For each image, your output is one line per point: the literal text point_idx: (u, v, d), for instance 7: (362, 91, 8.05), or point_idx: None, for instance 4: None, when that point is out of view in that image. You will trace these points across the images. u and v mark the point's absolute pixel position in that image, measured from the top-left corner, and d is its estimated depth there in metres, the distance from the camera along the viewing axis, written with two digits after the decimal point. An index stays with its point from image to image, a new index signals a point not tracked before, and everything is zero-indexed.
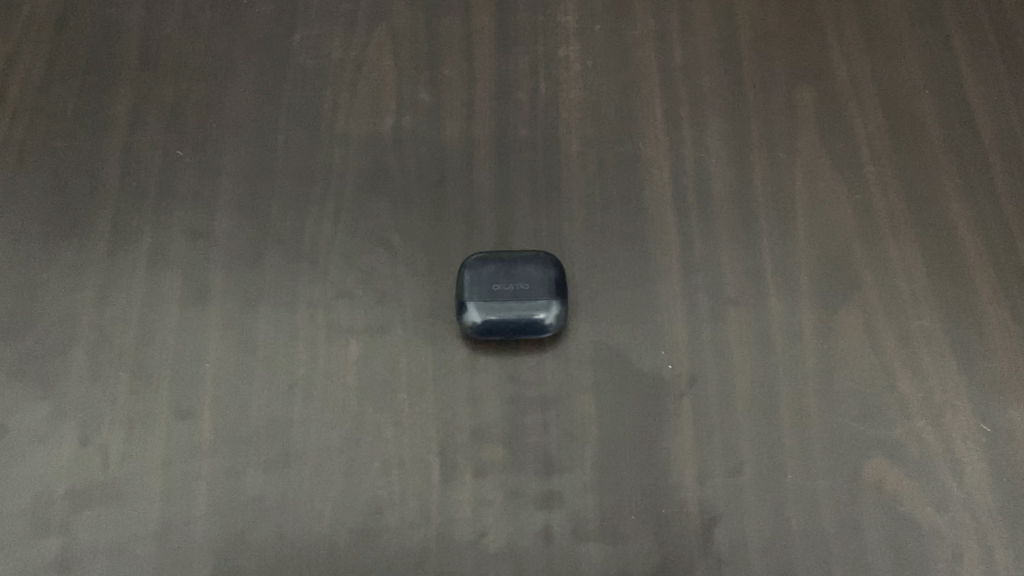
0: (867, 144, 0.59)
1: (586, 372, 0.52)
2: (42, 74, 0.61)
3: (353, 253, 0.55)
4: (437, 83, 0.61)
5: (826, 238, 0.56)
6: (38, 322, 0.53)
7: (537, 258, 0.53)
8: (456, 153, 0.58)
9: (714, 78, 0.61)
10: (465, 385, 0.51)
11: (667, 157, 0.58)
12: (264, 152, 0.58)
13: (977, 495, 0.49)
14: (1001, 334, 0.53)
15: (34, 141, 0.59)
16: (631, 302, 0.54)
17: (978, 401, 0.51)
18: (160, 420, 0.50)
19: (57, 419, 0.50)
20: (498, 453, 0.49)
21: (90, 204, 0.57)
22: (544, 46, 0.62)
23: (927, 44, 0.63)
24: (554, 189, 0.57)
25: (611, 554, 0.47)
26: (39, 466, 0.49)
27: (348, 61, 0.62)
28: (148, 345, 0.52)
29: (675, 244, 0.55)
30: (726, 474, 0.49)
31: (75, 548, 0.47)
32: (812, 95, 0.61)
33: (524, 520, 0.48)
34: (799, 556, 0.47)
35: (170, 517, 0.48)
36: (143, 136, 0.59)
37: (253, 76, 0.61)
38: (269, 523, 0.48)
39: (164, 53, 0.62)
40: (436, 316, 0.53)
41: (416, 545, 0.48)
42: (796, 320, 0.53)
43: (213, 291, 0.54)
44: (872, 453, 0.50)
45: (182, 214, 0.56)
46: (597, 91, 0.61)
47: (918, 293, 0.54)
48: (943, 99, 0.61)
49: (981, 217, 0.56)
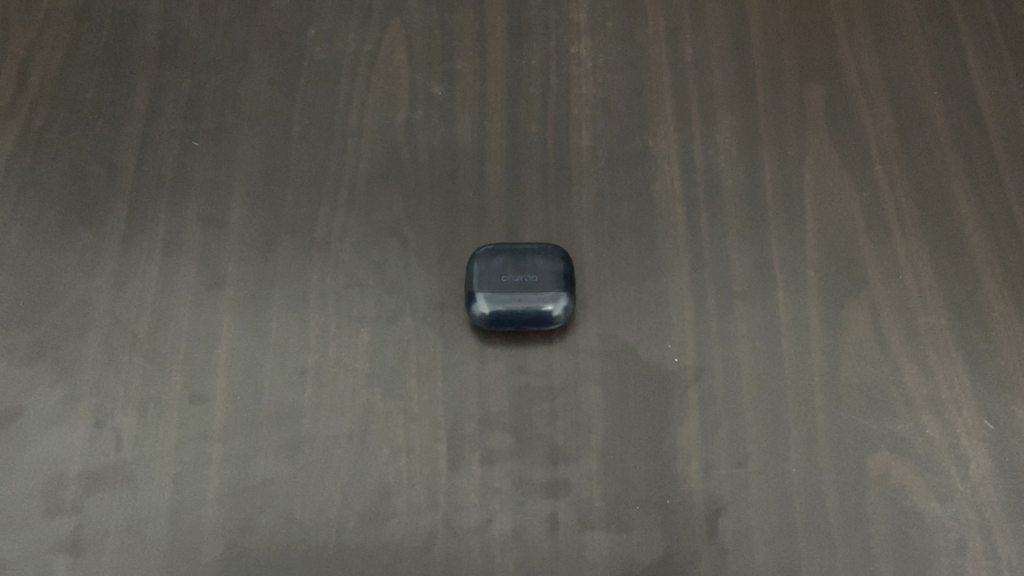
0: (876, 143, 0.59)
1: (593, 363, 0.52)
2: (61, 63, 0.62)
3: (366, 243, 0.56)
4: (450, 78, 0.62)
5: (835, 235, 0.56)
6: (54, 306, 0.54)
7: (545, 250, 0.53)
8: (468, 147, 0.59)
9: (725, 76, 0.62)
10: (474, 374, 0.52)
11: (677, 152, 0.59)
12: (278, 143, 0.59)
13: (982, 491, 0.49)
14: (1009, 333, 0.53)
15: (53, 130, 0.60)
16: (639, 296, 0.54)
17: (983, 398, 0.51)
18: (172, 405, 0.51)
19: (70, 403, 0.51)
20: (505, 441, 0.50)
21: (107, 191, 0.57)
22: (556, 43, 0.63)
23: (939, 46, 0.63)
24: (564, 183, 0.58)
25: (617, 543, 0.48)
26: (52, 447, 0.50)
27: (362, 55, 0.63)
28: (162, 332, 0.53)
29: (684, 238, 0.56)
30: (732, 466, 0.50)
31: (87, 529, 0.48)
32: (822, 94, 0.61)
33: (530, 508, 0.49)
34: (803, 547, 0.48)
35: (181, 500, 0.49)
36: (160, 126, 0.60)
37: (269, 69, 0.62)
38: (279, 507, 0.49)
39: (180, 45, 0.63)
40: (446, 306, 0.54)
41: (423, 531, 0.48)
42: (803, 315, 0.54)
43: (227, 279, 0.55)
44: (878, 447, 0.50)
45: (197, 203, 0.57)
46: (608, 88, 0.61)
47: (925, 291, 0.54)
48: (954, 101, 0.61)
49: (990, 219, 0.56)
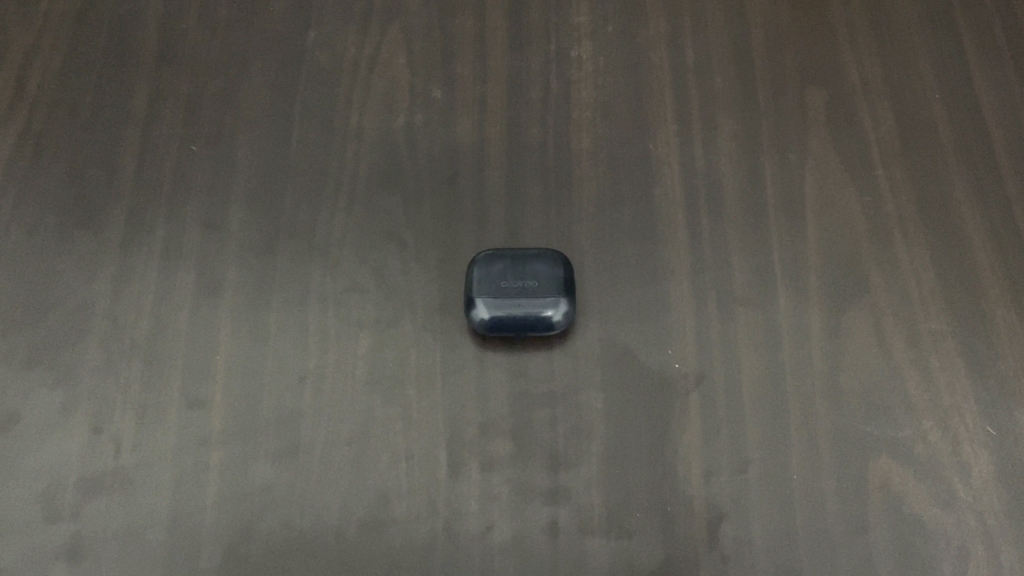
0: (878, 147, 0.59)
1: (593, 368, 0.52)
2: (60, 67, 0.62)
3: (365, 248, 0.55)
4: (450, 81, 0.62)
5: (836, 239, 0.56)
6: (53, 310, 0.54)
7: (545, 255, 0.53)
8: (468, 151, 0.59)
9: (726, 79, 0.62)
10: (474, 379, 0.51)
11: (678, 157, 0.59)
12: (277, 146, 0.59)
13: (984, 498, 0.49)
14: (1011, 338, 0.53)
15: (53, 134, 0.59)
16: (639, 301, 0.54)
17: (985, 403, 0.51)
18: (171, 410, 0.51)
19: (69, 408, 0.51)
20: (505, 447, 0.50)
21: (106, 195, 0.57)
22: (556, 46, 0.63)
23: (940, 50, 0.63)
24: (564, 188, 0.57)
25: (617, 550, 0.48)
26: (50, 452, 0.50)
27: (363, 58, 0.63)
28: (161, 337, 0.53)
29: (684, 243, 0.56)
30: (733, 473, 0.49)
31: (85, 534, 0.48)
32: (823, 98, 0.61)
33: (530, 515, 0.48)
34: (804, 554, 0.47)
35: (181, 505, 0.49)
36: (159, 129, 0.60)
37: (269, 73, 0.62)
38: (278, 512, 0.48)
39: (180, 48, 0.63)
40: (446, 311, 0.53)
41: (423, 537, 0.48)
42: (805, 320, 0.53)
43: (226, 284, 0.55)
44: (880, 453, 0.50)
45: (196, 208, 0.57)
46: (609, 92, 0.61)
47: (927, 296, 0.54)
48: (955, 104, 0.61)
49: (992, 223, 0.56)
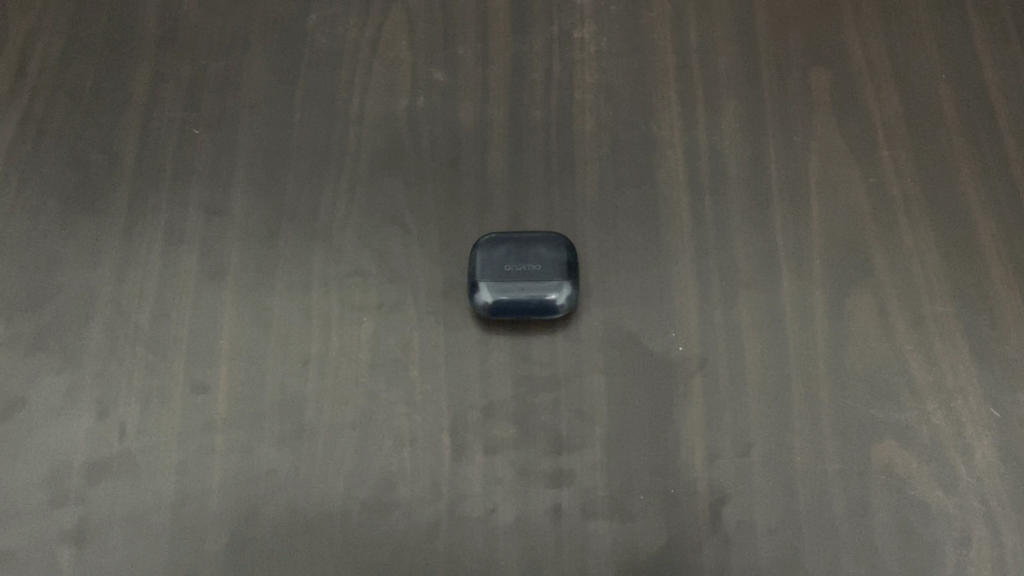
0: (882, 128, 0.59)
1: (596, 352, 0.52)
2: (60, 51, 0.62)
3: (367, 232, 0.55)
4: (452, 64, 0.61)
5: (840, 222, 0.55)
6: (56, 296, 0.54)
7: (548, 238, 0.53)
8: (470, 134, 0.59)
9: (730, 60, 0.61)
10: (477, 363, 0.51)
11: (681, 139, 0.58)
12: (279, 130, 0.59)
13: (987, 480, 0.49)
14: (1015, 320, 0.52)
15: (54, 118, 0.59)
16: (642, 284, 0.54)
17: (989, 385, 0.51)
18: (175, 394, 0.51)
19: (73, 394, 0.51)
20: (508, 431, 0.50)
21: (108, 181, 0.57)
22: (558, 28, 0.62)
23: (946, 30, 0.62)
24: (567, 171, 0.57)
25: (620, 532, 0.48)
26: (55, 438, 0.50)
27: (363, 41, 0.62)
28: (164, 321, 0.53)
29: (688, 226, 0.55)
30: (736, 455, 0.49)
31: (92, 519, 0.48)
32: (828, 79, 0.60)
33: (533, 497, 0.48)
34: (806, 536, 0.48)
35: (186, 489, 0.49)
36: (160, 113, 0.59)
37: (270, 55, 0.62)
38: (283, 496, 0.49)
39: (180, 31, 0.63)
40: (448, 295, 0.53)
41: (427, 519, 0.48)
42: (808, 303, 0.53)
43: (228, 268, 0.54)
44: (883, 436, 0.50)
45: (197, 192, 0.57)
46: (611, 74, 0.61)
47: (931, 278, 0.54)
48: (961, 84, 0.60)
49: (997, 204, 0.56)
